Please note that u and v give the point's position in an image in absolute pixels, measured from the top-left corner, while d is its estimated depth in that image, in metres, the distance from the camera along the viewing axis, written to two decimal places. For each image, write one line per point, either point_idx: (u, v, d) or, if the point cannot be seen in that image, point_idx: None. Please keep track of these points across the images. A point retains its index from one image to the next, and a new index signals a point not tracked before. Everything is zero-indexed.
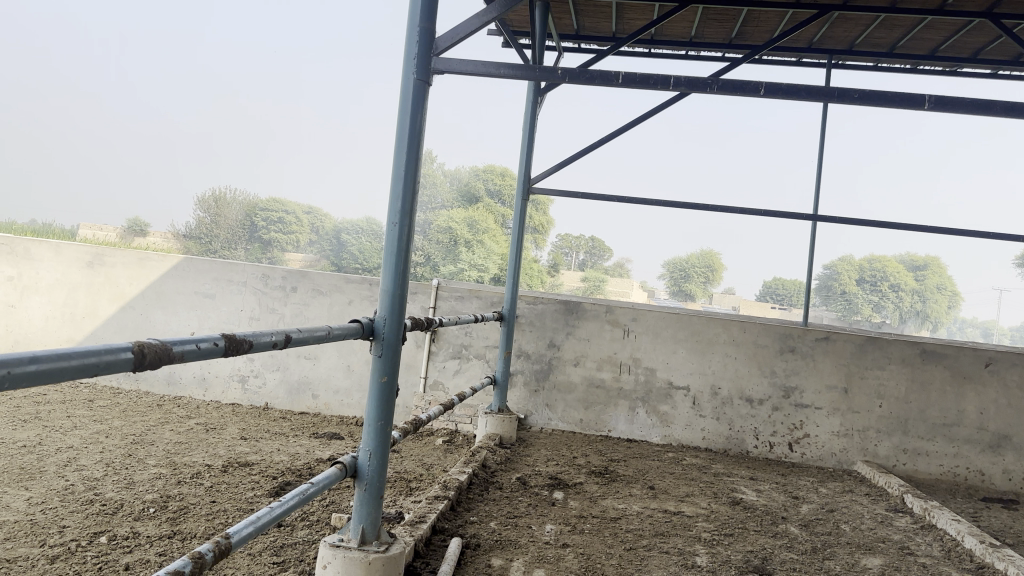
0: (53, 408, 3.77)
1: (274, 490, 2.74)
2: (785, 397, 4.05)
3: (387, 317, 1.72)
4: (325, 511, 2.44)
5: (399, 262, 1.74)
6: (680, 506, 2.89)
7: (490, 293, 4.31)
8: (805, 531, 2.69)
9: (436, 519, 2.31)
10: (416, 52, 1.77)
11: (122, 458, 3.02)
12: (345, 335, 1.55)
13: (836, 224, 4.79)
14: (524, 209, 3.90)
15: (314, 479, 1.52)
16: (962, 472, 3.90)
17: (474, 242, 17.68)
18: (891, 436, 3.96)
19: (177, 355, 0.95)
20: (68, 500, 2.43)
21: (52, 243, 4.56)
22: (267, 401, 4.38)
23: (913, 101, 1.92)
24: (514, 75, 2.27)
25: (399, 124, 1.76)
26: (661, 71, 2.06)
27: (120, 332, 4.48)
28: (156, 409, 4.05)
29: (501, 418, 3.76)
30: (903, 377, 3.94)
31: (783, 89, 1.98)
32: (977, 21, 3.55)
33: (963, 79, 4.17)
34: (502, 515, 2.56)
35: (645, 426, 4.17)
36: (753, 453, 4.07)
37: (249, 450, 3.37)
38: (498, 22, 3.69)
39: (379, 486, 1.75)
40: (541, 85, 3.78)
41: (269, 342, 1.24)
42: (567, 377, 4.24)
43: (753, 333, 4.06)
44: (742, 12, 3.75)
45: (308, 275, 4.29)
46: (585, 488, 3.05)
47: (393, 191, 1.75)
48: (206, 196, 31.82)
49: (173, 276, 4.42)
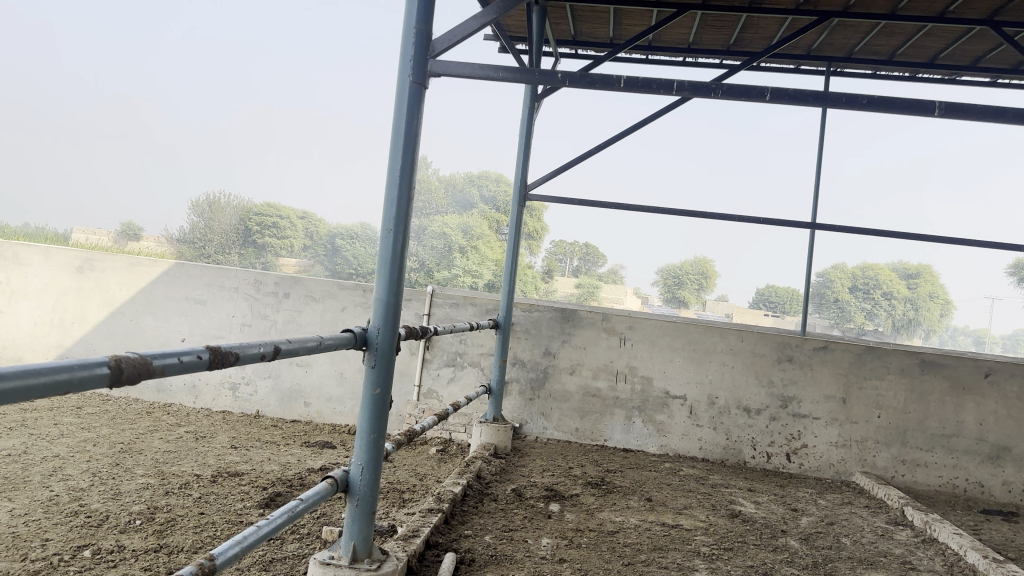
0: (39, 416, 3.68)
1: (264, 502, 2.68)
2: (783, 406, 4.01)
3: (380, 327, 1.67)
4: (316, 524, 2.38)
5: (394, 268, 1.70)
6: (678, 519, 2.84)
7: (485, 300, 4.26)
8: (806, 545, 2.64)
9: (430, 532, 2.25)
10: (412, 55, 1.73)
11: (110, 467, 2.95)
12: (337, 345, 1.51)
13: (835, 233, 4.76)
14: (520, 214, 3.85)
15: (304, 494, 1.47)
16: (961, 484, 3.87)
17: (468, 247, 17.26)
18: (890, 447, 3.93)
19: (157, 369, 0.90)
20: (53, 512, 2.36)
21: (41, 247, 4.48)
22: (258, 409, 4.31)
23: (923, 107, 1.91)
24: (513, 78, 2.25)
25: (394, 130, 1.73)
26: (664, 75, 2.05)
27: (110, 338, 4.41)
28: (145, 417, 3.97)
29: (496, 428, 3.71)
30: (902, 387, 3.91)
31: (789, 95, 1.99)
32: (976, 31, 3.56)
33: (961, 87, 4.17)
34: (497, 528, 2.51)
35: (641, 435, 4.12)
36: (750, 463, 4.03)
37: (239, 459, 3.31)
38: (493, 25, 3.65)
39: (370, 502, 1.69)
40: (537, 90, 3.75)
41: (257, 354, 1.19)
42: (563, 386, 4.19)
43: (751, 342, 4.03)
44: (741, 18, 3.74)
45: (301, 281, 4.22)
46: (581, 500, 3.00)
47: (388, 196, 1.70)
48: (199, 200, 31.64)
49: (163, 281, 4.36)
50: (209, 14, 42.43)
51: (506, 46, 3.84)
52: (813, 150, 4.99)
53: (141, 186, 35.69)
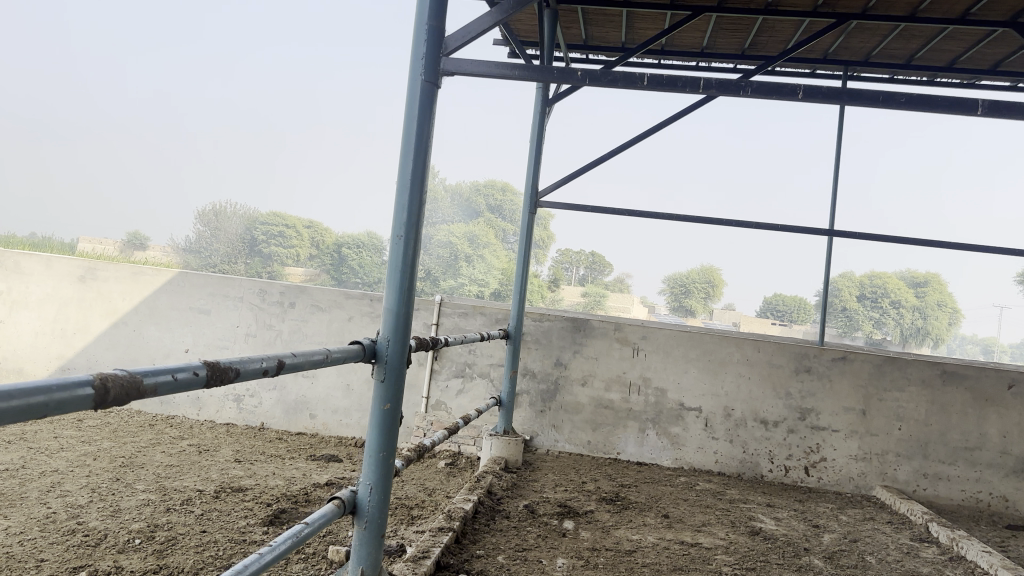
0: (40, 429, 3.60)
1: (268, 519, 2.58)
2: (801, 418, 3.89)
3: (389, 339, 1.59)
4: (323, 543, 2.28)
5: (405, 277, 1.62)
6: (697, 537, 2.73)
7: (494, 310, 4.16)
8: (830, 565, 2.52)
9: (441, 553, 2.15)
10: (424, 52, 1.65)
11: (110, 482, 2.87)
12: (345, 358, 1.42)
13: (853, 240, 4.65)
14: (530, 222, 3.74)
15: (309, 518, 1.37)
16: (985, 498, 3.74)
17: (474, 257, 17.78)
18: (911, 460, 3.80)
19: (148, 388, 0.81)
20: (48, 530, 2.28)
21: (42, 256, 4.43)
22: (263, 420, 4.23)
23: (965, 105, 1.83)
24: (526, 77, 2.16)
25: (406, 130, 1.65)
26: (689, 73, 1.98)
27: (112, 348, 4.34)
28: (148, 430, 3.89)
29: (506, 441, 3.61)
30: (923, 400, 3.79)
31: (823, 93, 1.90)
32: (999, 33, 3.44)
33: (982, 91, 4.06)
34: (510, 548, 2.41)
35: (656, 448, 4.01)
36: (768, 477, 3.91)
37: (243, 473, 3.22)
38: (503, 28, 3.56)
39: (379, 525, 1.61)
40: (548, 93, 3.64)
41: (259, 369, 1.10)
42: (574, 397, 4.09)
43: (768, 352, 3.92)
44: (757, 20, 3.64)
45: (307, 290, 4.14)
46: (597, 518, 2.89)
47: (399, 202, 1.62)
48: (206, 210, 31.64)
49: (167, 291, 4.29)
50: (217, 25, 42.86)
51: (516, 51, 3.76)
52: (829, 157, 4.90)
53: (148, 194, 35.69)
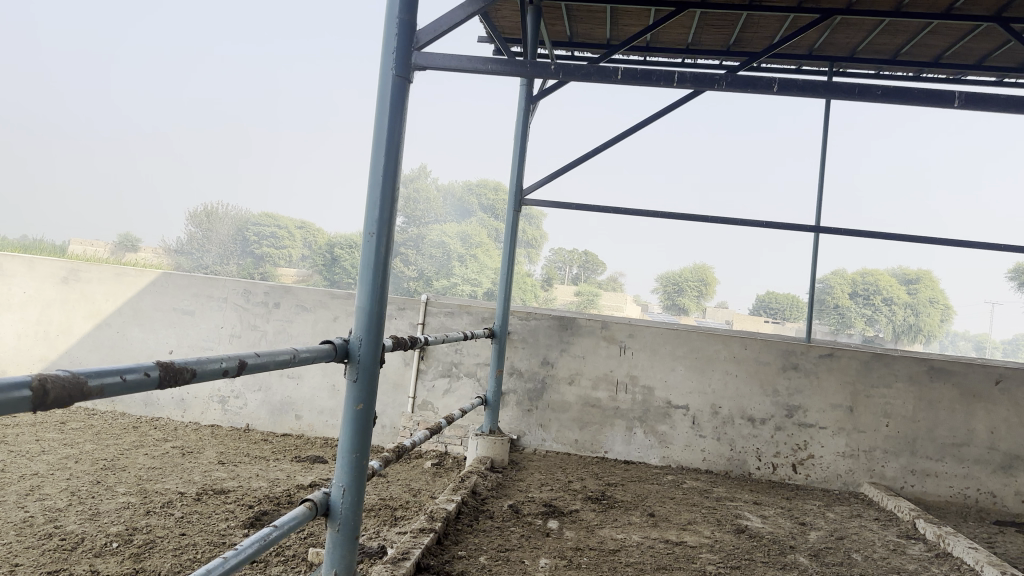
0: (21, 432, 3.56)
1: (249, 521, 2.55)
2: (789, 416, 3.89)
3: (362, 338, 1.57)
4: (303, 545, 2.26)
5: (377, 276, 1.60)
6: (682, 535, 2.72)
7: (481, 309, 4.14)
8: (815, 562, 2.52)
9: (421, 555, 2.13)
10: (395, 45, 1.62)
11: (90, 485, 2.83)
12: (314, 358, 1.39)
13: (839, 236, 4.64)
14: (515, 220, 3.71)
15: (278, 522, 1.34)
16: (973, 494, 3.76)
17: (467, 256, 17.54)
18: (899, 457, 3.81)
19: (92, 390, 0.79)
20: (25, 535, 2.24)
21: (25, 258, 4.38)
22: (248, 422, 4.20)
23: (942, 98, 1.83)
24: (504, 71, 2.14)
25: (377, 124, 1.63)
26: (665, 67, 1.98)
27: (96, 350, 4.30)
28: (131, 432, 3.85)
29: (492, 441, 3.59)
30: (910, 396, 3.80)
31: (798, 86, 1.90)
32: (983, 27, 3.45)
33: (967, 86, 4.07)
34: (492, 549, 2.39)
35: (643, 446, 4.00)
36: (755, 475, 3.91)
37: (226, 475, 3.18)
38: (486, 23, 3.52)
39: (352, 527, 1.58)
40: (533, 89, 3.62)
41: (219, 370, 1.07)
42: (561, 396, 4.07)
43: (755, 349, 3.91)
44: (742, 16, 3.63)
45: (291, 290, 4.11)
46: (581, 516, 2.88)
47: (371, 198, 1.60)
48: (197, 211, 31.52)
49: (151, 292, 4.25)
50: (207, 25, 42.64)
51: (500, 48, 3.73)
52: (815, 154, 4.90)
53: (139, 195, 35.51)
